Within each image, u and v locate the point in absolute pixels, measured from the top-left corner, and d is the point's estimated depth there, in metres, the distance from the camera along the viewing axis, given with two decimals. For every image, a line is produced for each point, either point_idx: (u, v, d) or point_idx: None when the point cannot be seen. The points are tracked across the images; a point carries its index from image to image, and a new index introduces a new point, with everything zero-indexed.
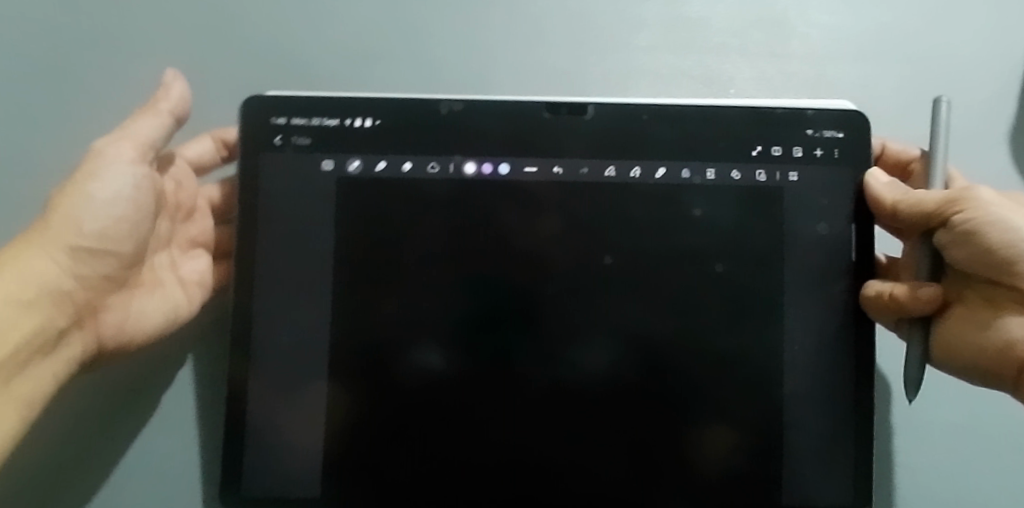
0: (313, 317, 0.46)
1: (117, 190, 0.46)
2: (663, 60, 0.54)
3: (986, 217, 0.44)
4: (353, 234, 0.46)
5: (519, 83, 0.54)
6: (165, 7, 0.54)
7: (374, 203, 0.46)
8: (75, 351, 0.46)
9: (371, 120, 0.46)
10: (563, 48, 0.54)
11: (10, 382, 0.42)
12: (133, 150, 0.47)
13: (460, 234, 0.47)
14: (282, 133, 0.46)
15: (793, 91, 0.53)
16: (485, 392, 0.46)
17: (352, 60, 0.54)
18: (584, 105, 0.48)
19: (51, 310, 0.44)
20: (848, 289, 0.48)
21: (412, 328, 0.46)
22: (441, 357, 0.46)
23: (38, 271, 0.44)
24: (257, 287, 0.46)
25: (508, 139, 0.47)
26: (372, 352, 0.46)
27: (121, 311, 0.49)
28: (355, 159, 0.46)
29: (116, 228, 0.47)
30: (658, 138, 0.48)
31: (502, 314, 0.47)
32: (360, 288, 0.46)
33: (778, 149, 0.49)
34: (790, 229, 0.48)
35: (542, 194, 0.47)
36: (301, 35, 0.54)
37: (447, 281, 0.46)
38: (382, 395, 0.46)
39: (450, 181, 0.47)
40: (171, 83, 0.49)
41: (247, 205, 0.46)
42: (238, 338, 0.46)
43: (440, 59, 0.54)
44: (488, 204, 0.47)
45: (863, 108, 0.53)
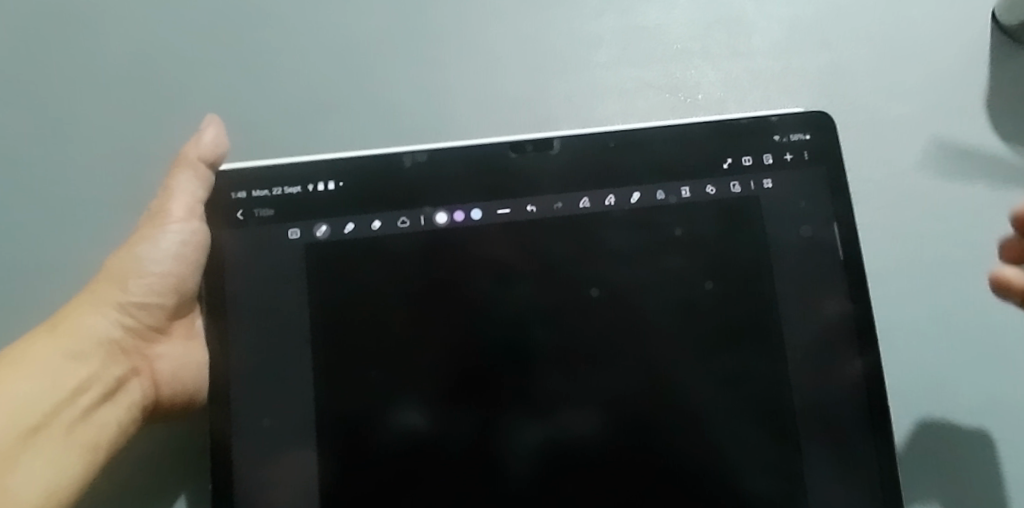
0: (291, 390, 0.43)
1: (169, 248, 0.43)
2: (626, 74, 0.53)
3: None
4: (330, 300, 0.44)
5: (486, 111, 0.52)
6: (96, 77, 0.51)
7: (338, 283, 0.44)
8: (122, 411, 0.42)
9: (334, 182, 0.45)
10: (525, 72, 0.53)
11: (70, 432, 0.40)
12: (183, 208, 0.44)
13: (440, 286, 0.45)
14: (243, 207, 0.44)
15: (758, 90, 0.53)
16: (473, 447, 0.43)
17: (311, 107, 0.52)
18: (549, 140, 0.47)
19: (103, 359, 0.43)
20: (840, 288, 0.47)
21: (396, 387, 0.43)
22: (421, 438, 0.43)
23: (91, 325, 0.42)
24: (233, 370, 0.42)
25: (477, 184, 0.46)
26: (353, 416, 0.43)
27: (154, 377, 0.44)
28: (322, 223, 0.44)
29: (164, 282, 0.44)
30: (629, 163, 0.47)
31: (480, 382, 0.44)
32: (325, 375, 0.43)
33: (749, 159, 0.48)
34: (773, 238, 0.48)
35: (505, 257, 0.45)
36: (249, 86, 0.52)
37: (418, 358, 0.44)
38: (365, 460, 0.42)
39: (422, 231, 0.45)
40: (208, 128, 0.47)
41: (212, 285, 0.43)
42: (217, 427, 0.42)
43: (402, 94, 0.52)
44: (450, 272, 0.45)
45: (832, 96, 0.53)
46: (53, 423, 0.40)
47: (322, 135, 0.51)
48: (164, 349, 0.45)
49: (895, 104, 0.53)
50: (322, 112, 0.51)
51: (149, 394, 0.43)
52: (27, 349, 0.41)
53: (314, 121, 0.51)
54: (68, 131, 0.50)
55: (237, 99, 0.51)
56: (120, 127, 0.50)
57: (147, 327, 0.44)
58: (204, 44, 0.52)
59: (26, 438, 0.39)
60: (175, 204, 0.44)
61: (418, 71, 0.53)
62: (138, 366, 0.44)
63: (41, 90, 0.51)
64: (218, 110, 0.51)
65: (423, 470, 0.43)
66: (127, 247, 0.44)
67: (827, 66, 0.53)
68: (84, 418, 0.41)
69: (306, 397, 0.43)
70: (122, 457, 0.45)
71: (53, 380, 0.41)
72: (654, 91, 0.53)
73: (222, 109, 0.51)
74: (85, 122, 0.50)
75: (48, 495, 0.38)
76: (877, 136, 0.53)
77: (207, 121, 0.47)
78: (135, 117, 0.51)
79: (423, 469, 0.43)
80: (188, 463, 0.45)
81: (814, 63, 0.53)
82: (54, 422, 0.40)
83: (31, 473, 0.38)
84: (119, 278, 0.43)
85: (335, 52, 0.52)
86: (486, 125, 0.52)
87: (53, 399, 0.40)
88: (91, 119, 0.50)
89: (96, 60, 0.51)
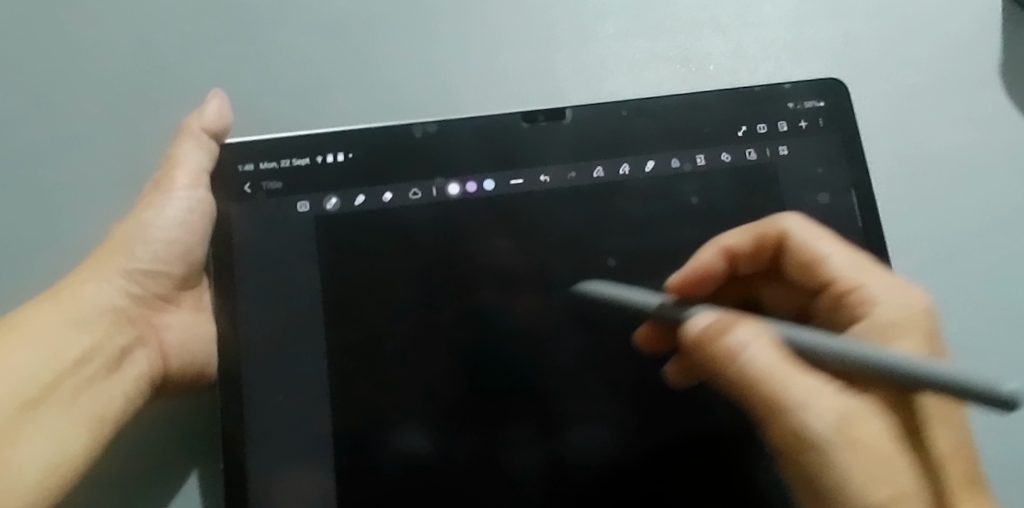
0: (302, 368, 0.41)
1: (174, 216, 0.42)
2: (637, 45, 0.54)
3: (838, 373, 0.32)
4: (332, 298, 0.42)
5: (498, 81, 0.52)
6: (92, 46, 0.49)
7: (349, 294, 0.42)
8: (127, 383, 0.41)
9: (343, 154, 0.44)
10: (536, 43, 0.53)
11: (72, 403, 0.39)
12: (187, 175, 0.43)
13: (443, 284, 0.43)
14: (251, 179, 0.43)
15: (768, 58, 0.54)
16: (479, 465, 0.41)
17: (317, 80, 0.51)
18: (561, 110, 0.46)
19: (108, 327, 0.41)
20: (861, 252, 0.46)
21: (397, 400, 0.42)
22: (427, 459, 0.41)
23: (95, 295, 0.41)
24: (242, 344, 0.41)
25: (490, 154, 0.45)
26: (354, 434, 0.41)
27: (160, 348, 0.43)
28: (332, 196, 0.43)
29: (170, 249, 0.43)
30: (642, 131, 0.46)
31: (490, 400, 0.42)
32: (337, 393, 0.41)
33: (764, 127, 0.47)
34: (791, 205, 0.47)
35: (517, 243, 0.44)
36: (253, 57, 0.50)
37: (426, 375, 0.42)
38: (368, 480, 0.40)
39: (426, 219, 0.44)
40: (212, 99, 0.47)
41: (220, 257, 0.42)
42: (226, 401, 0.41)
43: (412, 66, 0.52)
44: (461, 285, 0.44)
45: (846, 61, 0.54)
46: (54, 395, 0.38)
47: (329, 105, 0.50)
48: (172, 318, 0.44)
49: (909, 70, 0.54)
50: (329, 84, 0.51)
51: (155, 364, 0.42)
52: (30, 320, 0.40)
53: (320, 93, 0.50)
54: (61, 105, 0.48)
55: (238, 75, 0.50)
56: (116, 97, 0.49)
57: (154, 296, 0.43)
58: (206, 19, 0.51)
59: (26, 409, 0.37)
60: (180, 172, 0.43)
61: (428, 43, 0.52)
62: (144, 337, 0.43)
63: (34, 63, 0.49)
64: (219, 81, 0.50)
65: (427, 493, 0.41)
66: (133, 215, 0.43)
67: (840, 34, 0.54)
68: (88, 389, 0.39)
69: (321, 374, 0.41)
70: (134, 428, 0.43)
71: (57, 350, 0.40)
72: (667, 64, 0.53)
73: (223, 80, 0.50)
74: (80, 94, 0.48)
75: (50, 466, 0.36)
76: (891, 105, 0.53)
77: (212, 95, 0.47)
78: (134, 89, 0.49)
79: (431, 492, 0.41)
80: (192, 439, 0.43)
81: (827, 33, 0.54)
82: (58, 392, 0.39)
83: (32, 444, 0.37)
84: (125, 246, 0.42)
85: (343, 24, 0.52)
86: (497, 95, 0.52)
87: (57, 369, 0.39)
88: (85, 88, 0.49)
89: (92, 34, 0.50)
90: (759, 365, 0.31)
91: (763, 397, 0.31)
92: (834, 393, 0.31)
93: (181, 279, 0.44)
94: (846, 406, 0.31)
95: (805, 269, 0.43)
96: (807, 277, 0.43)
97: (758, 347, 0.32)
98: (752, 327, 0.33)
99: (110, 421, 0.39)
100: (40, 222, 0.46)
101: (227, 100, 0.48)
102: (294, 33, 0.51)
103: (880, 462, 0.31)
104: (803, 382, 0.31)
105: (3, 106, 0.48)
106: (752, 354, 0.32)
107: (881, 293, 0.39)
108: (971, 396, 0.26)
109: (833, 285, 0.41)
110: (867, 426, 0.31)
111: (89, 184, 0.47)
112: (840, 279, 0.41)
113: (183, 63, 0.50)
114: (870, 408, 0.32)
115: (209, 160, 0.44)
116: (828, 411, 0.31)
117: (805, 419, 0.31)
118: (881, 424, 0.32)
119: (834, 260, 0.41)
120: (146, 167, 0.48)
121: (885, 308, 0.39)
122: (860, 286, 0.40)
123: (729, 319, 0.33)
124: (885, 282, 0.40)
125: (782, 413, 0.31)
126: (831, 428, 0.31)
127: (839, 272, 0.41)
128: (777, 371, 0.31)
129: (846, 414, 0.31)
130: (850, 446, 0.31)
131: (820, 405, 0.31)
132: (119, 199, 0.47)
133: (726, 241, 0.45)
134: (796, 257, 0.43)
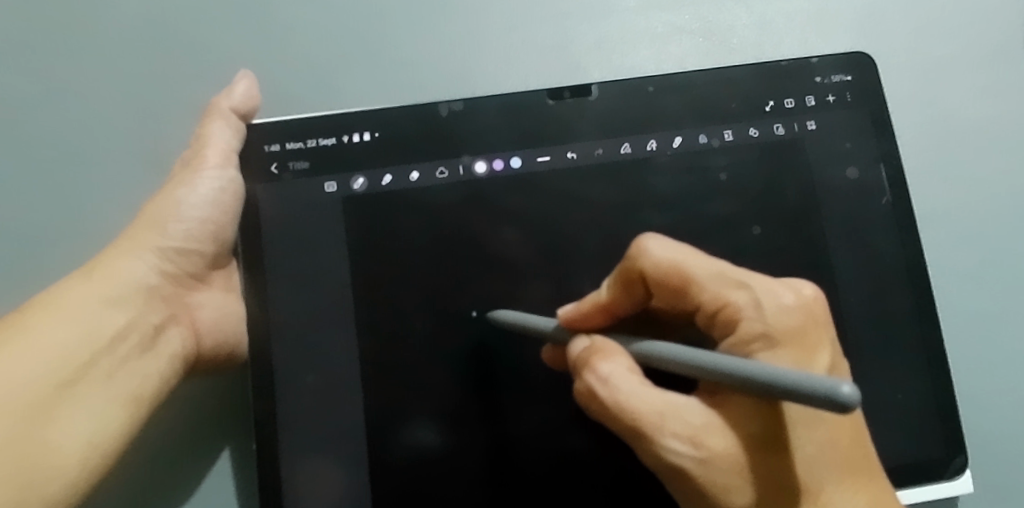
0: (331, 350, 0.41)
1: (205, 195, 0.42)
2: (659, 18, 0.54)
3: (610, 385, 0.33)
4: (355, 289, 0.42)
5: (522, 55, 0.52)
6: (113, 20, 0.49)
7: (377, 280, 0.42)
8: (162, 361, 0.41)
9: (369, 133, 0.44)
10: (559, 16, 0.53)
11: (109, 380, 0.39)
12: (218, 154, 0.43)
13: (462, 275, 0.43)
14: (277, 160, 0.43)
15: (790, 30, 0.54)
16: (494, 459, 0.41)
17: (340, 56, 0.50)
18: (587, 86, 0.46)
19: (142, 305, 0.42)
20: (891, 224, 0.46)
21: (414, 394, 0.41)
22: (435, 453, 0.41)
23: (128, 272, 0.42)
24: (272, 324, 0.41)
25: (517, 132, 0.45)
26: (371, 428, 0.41)
27: (190, 327, 0.43)
28: (359, 176, 0.43)
29: (201, 228, 0.43)
30: (669, 106, 0.46)
31: (504, 396, 0.42)
32: (365, 381, 0.41)
33: (791, 102, 0.47)
34: (820, 180, 0.46)
35: (541, 225, 0.44)
36: (275, 32, 0.50)
37: (441, 370, 0.42)
38: (384, 474, 0.40)
39: (446, 205, 0.44)
40: (239, 80, 0.47)
41: (249, 236, 0.42)
42: (258, 380, 0.40)
43: (436, 40, 0.52)
44: (492, 276, 0.43)
45: (871, 35, 0.55)
46: (90, 373, 0.39)
47: (353, 81, 0.50)
48: (202, 297, 0.45)
49: (933, 41, 0.55)
50: (354, 60, 0.51)
51: (187, 342, 0.43)
52: (63, 297, 0.40)
53: (344, 69, 0.50)
54: (81, 83, 0.48)
55: (256, 55, 0.50)
56: (138, 74, 0.48)
57: (186, 275, 0.44)
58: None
59: (64, 388, 0.38)
60: (210, 150, 0.43)
61: (452, 17, 0.52)
62: (176, 315, 0.43)
63: (58, 40, 0.48)
64: (242, 58, 0.50)
65: (443, 489, 0.41)
66: (163, 194, 0.43)
67: (865, 7, 0.55)
68: (123, 367, 0.40)
69: (351, 355, 0.41)
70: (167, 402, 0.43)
71: (90, 327, 0.40)
72: (693, 38, 0.54)
73: (245, 56, 0.50)
74: (102, 73, 0.48)
75: (91, 444, 0.37)
76: (915, 75, 0.54)
77: (239, 76, 0.47)
78: (155, 64, 0.49)
79: (437, 485, 0.41)
80: (221, 416, 0.44)
81: (853, 3, 0.55)
82: (93, 370, 0.39)
83: (69, 422, 0.37)
84: (158, 223, 0.42)
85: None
86: (522, 70, 0.52)
87: (91, 347, 0.39)
88: (107, 65, 0.48)
89: (110, 9, 0.49)
90: (613, 395, 0.33)
91: (620, 424, 0.33)
92: (697, 412, 0.32)
93: (211, 258, 0.44)
94: (708, 424, 0.32)
95: (679, 295, 0.35)
96: (675, 302, 0.36)
97: (618, 377, 0.33)
98: (606, 358, 0.34)
99: (145, 399, 0.40)
100: (64, 201, 0.46)
101: (254, 81, 0.48)
102: (316, 7, 0.51)
103: (740, 472, 0.31)
104: (658, 406, 0.32)
105: (26, 83, 0.48)
106: (615, 384, 0.33)
107: (762, 296, 0.34)
108: (797, 397, 0.25)
109: (701, 307, 0.35)
110: (718, 440, 0.32)
111: (113, 161, 0.47)
112: (707, 301, 0.35)
113: (205, 38, 0.49)
114: (722, 423, 0.32)
115: (237, 138, 0.44)
116: (676, 435, 0.32)
117: (666, 444, 0.32)
118: (753, 433, 0.32)
119: (700, 281, 0.35)
120: (170, 145, 0.48)
121: (785, 301, 0.34)
122: (727, 303, 0.34)
123: (601, 344, 0.34)
124: (750, 296, 0.34)
125: (645, 439, 0.32)
126: (686, 462, 0.32)
127: (706, 294, 0.35)
128: (627, 398, 0.33)
129: (692, 434, 0.32)
130: (711, 462, 0.32)
131: (671, 430, 0.32)
132: (143, 179, 0.47)
133: (599, 298, 0.37)
134: (658, 290, 0.36)
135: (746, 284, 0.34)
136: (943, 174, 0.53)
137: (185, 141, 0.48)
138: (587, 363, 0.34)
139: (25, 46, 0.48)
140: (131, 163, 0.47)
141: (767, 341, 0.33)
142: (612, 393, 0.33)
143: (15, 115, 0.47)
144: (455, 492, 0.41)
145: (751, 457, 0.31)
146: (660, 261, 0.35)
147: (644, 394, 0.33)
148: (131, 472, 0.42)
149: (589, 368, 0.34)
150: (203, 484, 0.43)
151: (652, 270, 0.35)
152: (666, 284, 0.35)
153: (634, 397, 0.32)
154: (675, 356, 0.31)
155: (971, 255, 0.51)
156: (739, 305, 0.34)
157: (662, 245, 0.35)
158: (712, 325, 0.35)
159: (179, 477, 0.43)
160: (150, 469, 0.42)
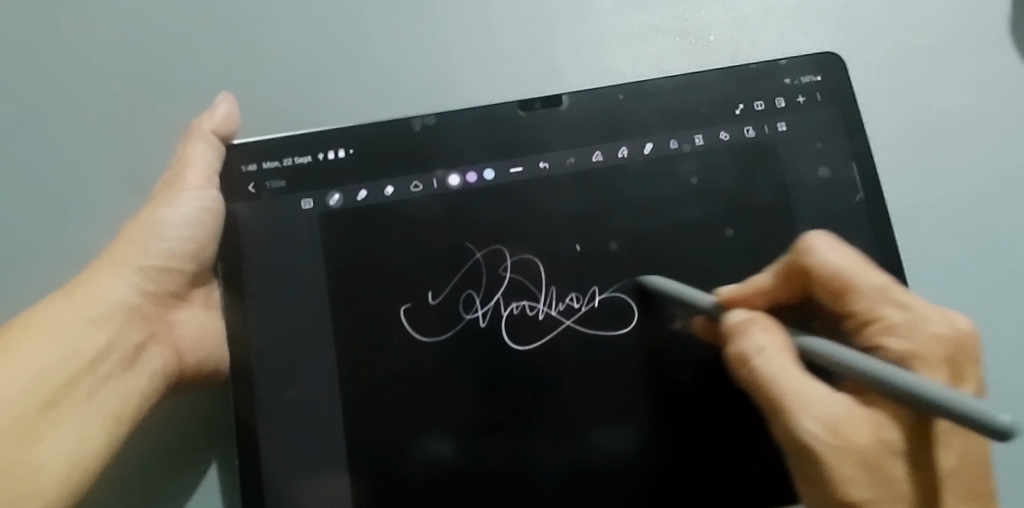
0: (312, 365, 0.42)
1: (185, 216, 0.44)
2: (635, 19, 0.54)
3: (761, 359, 0.34)
4: (337, 304, 0.43)
5: (501, 60, 0.53)
6: (99, 40, 0.50)
7: (355, 295, 0.43)
8: (145, 380, 0.43)
9: (344, 150, 0.45)
10: (536, 19, 0.54)
11: (91, 398, 0.40)
12: (200, 176, 0.44)
13: (442, 286, 0.44)
14: (254, 180, 0.44)
15: (768, 27, 0.55)
16: (505, 464, 0.42)
17: (324, 67, 0.52)
18: (557, 96, 0.46)
19: (122, 324, 0.43)
20: (866, 219, 0.45)
21: (411, 406, 0.42)
22: (457, 469, 0.42)
23: (110, 292, 0.43)
24: (253, 341, 0.42)
25: (489, 144, 0.46)
26: (375, 442, 0.42)
27: (173, 345, 0.45)
28: (335, 192, 0.44)
29: (183, 248, 0.44)
30: (639, 114, 0.46)
31: (507, 403, 0.43)
32: (354, 395, 0.42)
33: (761, 104, 0.47)
34: (792, 179, 0.46)
35: (516, 236, 0.45)
36: (261, 45, 0.51)
37: (434, 382, 0.43)
38: (394, 486, 0.41)
39: (423, 216, 0.45)
40: (221, 101, 0.48)
41: (229, 257, 0.43)
42: (241, 394, 0.42)
43: (418, 48, 0.53)
44: (467, 289, 0.44)
45: (848, 29, 0.55)
46: (72, 393, 0.40)
47: (336, 92, 0.51)
48: (184, 314, 0.46)
49: (913, 33, 0.55)
50: (339, 72, 0.52)
51: (169, 360, 0.44)
52: (47, 318, 0.41)
53: (328, 81, 0.51)
54: (68, 103, 0.49)
55: (238, 71, 0.51)
56: (124, 92, 0.50)
57: (169, 293, 0.45)
58: (207, 12, 0.51)
59: (45, 409, 0.39)
60: (192, 173, 0.44)
61: (434, 24, 0.53)
62: (160, 334, 0.45)
63: (46, 62, 0.50)
64: (227, 74, 0.51)
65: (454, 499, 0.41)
66: (146, 215, 0.44)
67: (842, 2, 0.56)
68: (106, 385, 0.41)
69: (331, 368, 0.42)
70: (151, 417, 0.45)
71: (72, 347, 0.41)
72: (670, 38, 0.54)
73: (230, 72, 0.51)
74: (89, 92, 0.50)
75: (74, 457, 0.39)
76: (895, 67, 0.55)
77: (221, 98, 0.48)
78: (141, 85, 0.50)
79: (456, 494, 0.41)
80: (204, 429, 0.45)
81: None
82: (78, 389, 0.40)
83: (54, 440, 0.38)
84: (139, 246, 0.44)
85: (351, 10, 0.53)
86: (498, 75, 0.53)
87: (73, 366, 0.40)
88: (94, 84, 0.50)
89: (95, 30, 0.51)
90: (766, 365, 0.34)
91: (763, 395, 0.34)
92: (843, 402, 0.33)
93: (193, 276, 0.46)
94: (852, 415, 0.33)
95: (836, 298, 0.37)
96: (829, 304, 0.38)
97: (772, 350, 0.34)
98: (768, 331, 0.35)
99: (126, 416, 0.41)
100: (51, 220, 0.48)
101: (235, 100, 0.49)
102: (302, 21, 0.52)
103: (861, 466, 0.32)
104: (813, 392, 0.33)
105: (17, 105, 0.49)
106: (768, 358, 0.34)
107: (917, 317, 0.35)
108: (930, 408, 0.28)
109: (854, 315, 0.37)
110: (860, 433, 0.32)
111: (98, 180, 0.48)
112: (860, 311, 0.36)
113: (189, 53, 0.51)
114: (873, 421, 0.33)
115: (219, 160, 0.45)
116: (816, 416, 0.33)
117: (804, 424, 0.33)
118: (895, 438, 0.32)
119: (860, 291, 0.36)
120: (154, 163, 0.49)
121: (936, 329, 0.35)
122: (880, 318, 0.36)
123: (765, 319, 0.36)
124: (907, 314, 0.36)
125: (783, 416, 0.33)
126: (826, 443, 0.32)
127: (861, 304, 0.36)
128: (782, 373, 0.34)
129: (833, 422, 0.33)
130: (842, 448, 0.32)
131: (813, 412, 0.33)
132: (126, 199, 0.48)
133: (760, 283, 0.39)
134: (819, 289, 0.37)
135: (905, 305, 0.36)
136: (921, 168, 0.53)
137: (168, 159, 0.49)
138: (743, 336, 0.35)
139: (15, 68, 0.50)
140: (114, 182, 0.48)
141: (911, 360, 0.35)
142: (763, 362, 0.34)
143: (6, 136, 0.49)
144: (438, 498, 0.41)
145: (897, 455, 0.32)
146: (826, 260, 0.37)
147: (794, 379, 0.33)
148: (117, 487, 0.44)
149: (746, 343, 0.35)
150: (186, 491, 0.44)
151: (817, 268, 0.37)
152: (829, 287, 0.37)
153: (789, 380, 0.33)
154: (863, 364, 0.31)
155: (952, 249, 0.52)
156: (893, 321, 0.36)
157: (828, 245, 0.37)
158: (858, 334, 0.37)
159: (164, 487, 0.44)
160: (135, 483, 0.44)
